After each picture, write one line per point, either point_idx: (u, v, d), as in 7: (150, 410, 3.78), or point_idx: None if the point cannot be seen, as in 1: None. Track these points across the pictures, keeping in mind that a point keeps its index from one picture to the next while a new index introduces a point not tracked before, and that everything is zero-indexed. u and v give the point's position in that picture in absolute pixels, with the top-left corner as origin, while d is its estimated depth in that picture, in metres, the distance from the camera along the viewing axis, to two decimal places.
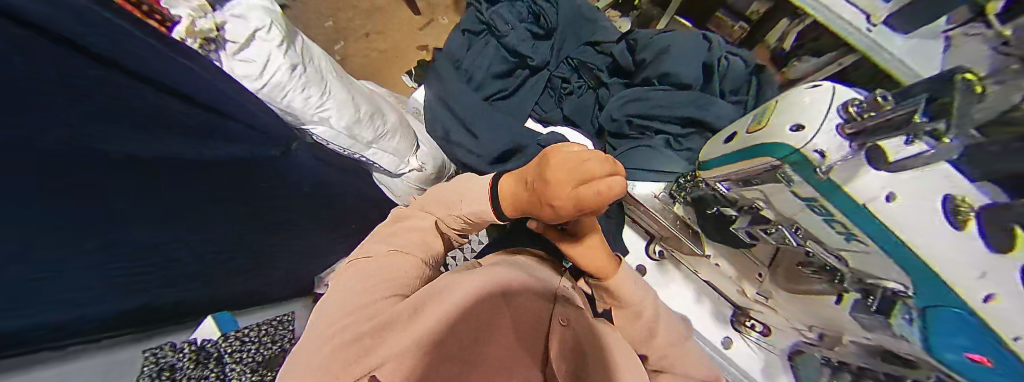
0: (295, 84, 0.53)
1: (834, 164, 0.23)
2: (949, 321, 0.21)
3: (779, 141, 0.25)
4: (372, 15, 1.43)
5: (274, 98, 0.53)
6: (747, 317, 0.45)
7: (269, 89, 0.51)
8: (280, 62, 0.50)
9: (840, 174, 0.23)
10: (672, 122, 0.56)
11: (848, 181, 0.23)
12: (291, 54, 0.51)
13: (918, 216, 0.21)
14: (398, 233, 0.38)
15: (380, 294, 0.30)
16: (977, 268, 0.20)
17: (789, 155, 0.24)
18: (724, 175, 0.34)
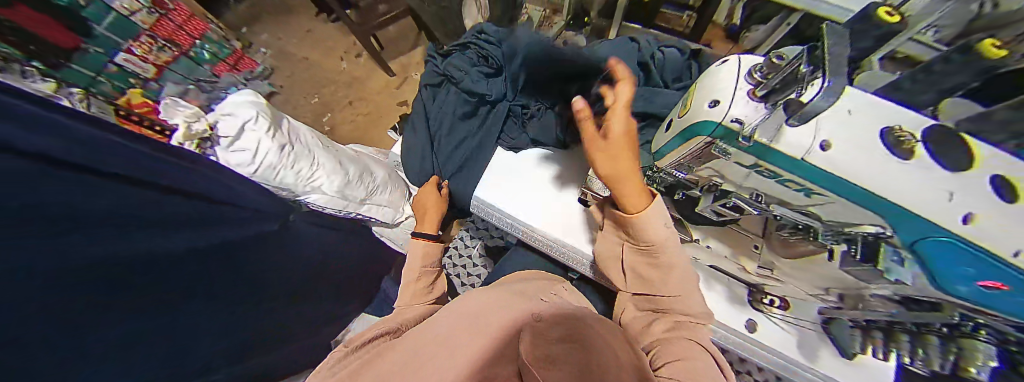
0: (279, 162, 0.65)
1: (754, 128, 0.24)
2: (936, 247, 0.22)
3: (704, 119, 0.26)
4: (354, 85, 1.55)
5: (268, 177, 0.65)
6: (763, 294, 0.44)
7: (261, 171, 0.64)
8: (267, 148, 0.63)
9: (764, 135, 0.24)
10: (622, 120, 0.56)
11: (774, 140, 0.24)
12: (274, 139, 0.65)
13: (854, 157, 0.22)
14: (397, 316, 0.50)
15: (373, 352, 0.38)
16: (947, 189, 0.20)
17: (717, 130, 0.26)
18: (674, 161, 0.34)
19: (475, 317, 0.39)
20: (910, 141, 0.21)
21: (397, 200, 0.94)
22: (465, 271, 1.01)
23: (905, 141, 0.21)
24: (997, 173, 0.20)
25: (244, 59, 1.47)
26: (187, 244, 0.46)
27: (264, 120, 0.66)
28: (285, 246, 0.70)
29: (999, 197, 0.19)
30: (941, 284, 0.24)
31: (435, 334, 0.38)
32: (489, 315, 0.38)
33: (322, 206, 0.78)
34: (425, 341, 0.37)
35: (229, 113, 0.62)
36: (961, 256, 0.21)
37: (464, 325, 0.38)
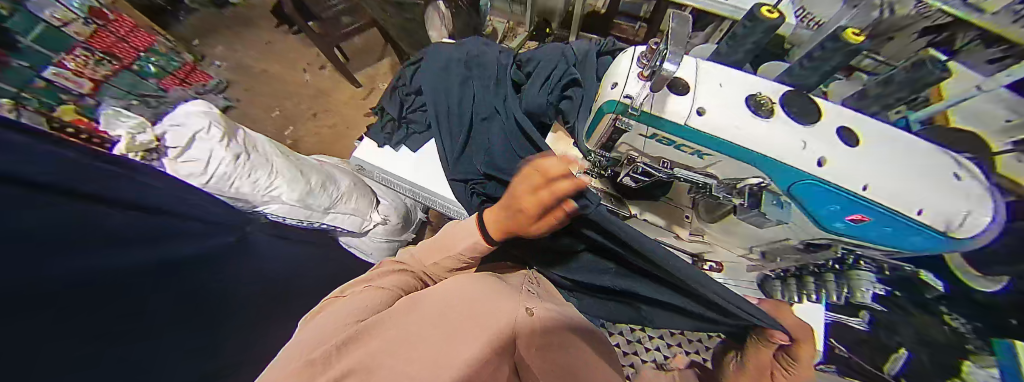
0: (238, 171, 0.64)
1: (640, 104, 0.29)
2: (809, 191, 0.27)
3: (610, 100, 0.32)
4: (319, 97, 1.52)
5: (224, 188, 0.62)
6: (703, 262, 0.50)
7: (215, 182, 0.61)
8: (225, 156, 0.62)
9: (653, 108, 0.29)
10: (556, 113, 0.62)
11: (662, 111, 0.29)
12: (231, 148, 0.64)
13: (726, 119, 0.28)
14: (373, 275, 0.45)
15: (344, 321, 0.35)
16: (801, 139, 0.26)
17: (616, 106, 0.31)
18: (595, 143, 0.38)
19: (476, 305, 0.38)
20: (766, 102, 0.28)
21: (365, 208, 0.89)
22: None
23: (763, 102, 0.28)
24: (844, 126, 0.27)
25: (197, 72, 1.40)
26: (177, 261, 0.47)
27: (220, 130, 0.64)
28: (255, 261, 0.68)
29: (841, 141, 0.26)
30: (823, 224, 0.29)
31: (432, 312, 0.36)
32: (495, 309, 0.38)
33: (282, 216, 0.74)
34: (418, 317, 0.35)
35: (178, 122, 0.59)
36: (828, 194, 0.26)
37: (462, 309, 0.37)
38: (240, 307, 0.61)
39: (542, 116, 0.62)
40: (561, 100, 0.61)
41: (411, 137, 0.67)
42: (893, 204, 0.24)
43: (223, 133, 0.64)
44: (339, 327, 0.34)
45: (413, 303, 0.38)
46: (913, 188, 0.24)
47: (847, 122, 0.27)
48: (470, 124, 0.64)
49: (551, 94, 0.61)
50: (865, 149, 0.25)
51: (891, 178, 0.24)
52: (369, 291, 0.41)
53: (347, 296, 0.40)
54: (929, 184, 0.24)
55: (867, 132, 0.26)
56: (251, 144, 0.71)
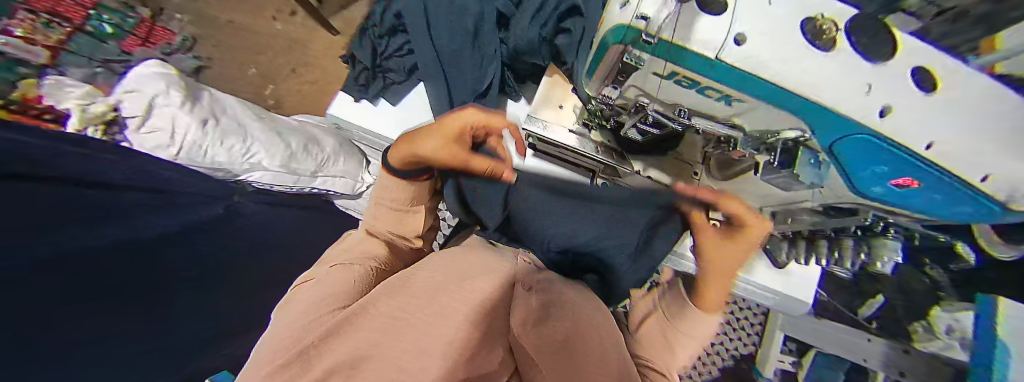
0: (208, 139, 0.59)
1: (660, 26, 0.21)
2: (856, 147, 0.23)
3: (619, 23, 0.24)
4: (294, 49, 1.35)
5: (197, 159, 0.57)
6: (709, 222, 0.55)
7: (187, 150, 0.55)
8: (190, 121, 0.57)
9: (680, 34, 0.21)
10: (550, 53, 0.54)
11: (688, 39, 0.21)
12: (195, 114, 0.59)
13: (773, 52, 0.20)
14: (345, 252, 0.46)
15: (325, 310, 0.34)
16: (867, 82, 0.21)
17: (628, 33, 0.23)
18: (599, 83, 0.31)
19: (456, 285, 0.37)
20: (828, 28, 0.21)
21: (354, 170, 0.85)
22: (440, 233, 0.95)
23: (824, 28, 0.21)
24: (924, 65, 0.21)
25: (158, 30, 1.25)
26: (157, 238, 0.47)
27: (182, 96, 0.59)
28: (253, 230, 0.69)
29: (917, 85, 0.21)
30: (859, 187, 0.26)
31: (414, 295, 0.35)
32: (470, 275, 0.40)
33: (268, 184, 0.71)
34: (404, 300, 0.34)
35: (135, 88, 0.54)
36: (881, 150, 0.22)
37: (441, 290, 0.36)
38: (237, 275, 0.63)
39: (534, 57, 0.56)
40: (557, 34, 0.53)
41: (393, 87, 0.63)
42: (969, 168, 0.20)
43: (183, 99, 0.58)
44: (317, 316, 0.33)
45: (397, 284, 0.38)
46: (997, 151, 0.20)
47: (923, 60, 0.22)
48: (453, 73, 0.60)
49: (545, 27, 0.53)
50: (943, 95, 0.21)
51: (973, 138, 0.20)
52: (340, 267, 0.41)
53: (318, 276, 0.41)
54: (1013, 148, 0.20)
55: (952, 70, 0.21)
56: (218, 110, 0.66)
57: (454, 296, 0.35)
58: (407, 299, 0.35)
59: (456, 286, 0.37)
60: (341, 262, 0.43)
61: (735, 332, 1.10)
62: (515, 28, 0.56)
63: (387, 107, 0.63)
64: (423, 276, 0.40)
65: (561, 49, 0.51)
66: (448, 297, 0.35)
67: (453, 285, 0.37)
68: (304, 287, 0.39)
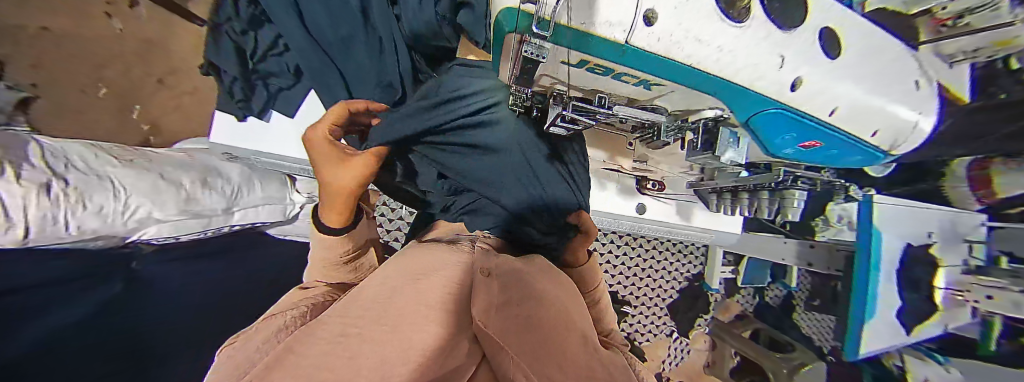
0: (64, 209, 0.41)
1: (553, 10, 0.17)
2: (766, 122, 0.23)
3: (507, 10, 0.19)
4: (151, 52, 1.06)
5: (56, 234, 0.40)
6: (647, 181, 0.63)
7: (39, 228, 0.37)
8: (26, 190, 0.36)
9: (579, 17, 0.17)
10: (455, 30, 0.49)
11: (588, 23, 0.17)
12: (23, 177, 0.37)
13: (684, 30, 0.18)
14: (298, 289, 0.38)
15: (268, 341, 0.25)
16: (779, 55, 0.20)
17: (518, 21, 0.19)
18: (510, 75, 0.27)
19: (411, 282, 0.30)
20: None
21: (279, 192, 0.80)
22: (390, 228, 0.98)
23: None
24: (819, 27, 0.22)
25: None
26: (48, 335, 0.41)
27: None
28: (156, 294, 0.59)
29: (823, 52, 0.22)
30: (770, 152, 0.29)
31: (370, 302, 0.27)
32: (434, 267, 0.33)
33: (170, 236, 0.60)
34: (359, 310, 0.25)
35: None
36: (786, 122, 0.23)
37: (396, 291, 0.28)
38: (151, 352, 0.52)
39: (438, 39, 0.50)
40: (457, 10, 0.45)
41: (283, 94, 0.63)
42: (851, 127, 0.24)
43: None
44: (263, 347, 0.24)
45: (354, 291, 0.30)
46: (873, 106, 0.24)
47: (830, 20, 0.23)
48: (345, 68, 0.56)
49: (439, 2, 0.45)
50: (831, 66, 0.22)
51: (859, 99, 0.23)
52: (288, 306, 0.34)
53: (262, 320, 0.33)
54: (886, 99, 0.24)
55: (828, 42, 0.23)
56: (58, 159, 0.45)
57: (419, 287, 0.28)
58: (372, 299, 0.27)
59: (420, 279, 0.30)
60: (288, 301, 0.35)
61: (683, 266, 1.21)
62: (404, 6, 0.48)
63: (280, 117, 0.65)
64: (393, 274, 0.33)
65: (466, 27, 0.45)
66: (417, 288, 0.28)
67: (421, 277, 0.31)
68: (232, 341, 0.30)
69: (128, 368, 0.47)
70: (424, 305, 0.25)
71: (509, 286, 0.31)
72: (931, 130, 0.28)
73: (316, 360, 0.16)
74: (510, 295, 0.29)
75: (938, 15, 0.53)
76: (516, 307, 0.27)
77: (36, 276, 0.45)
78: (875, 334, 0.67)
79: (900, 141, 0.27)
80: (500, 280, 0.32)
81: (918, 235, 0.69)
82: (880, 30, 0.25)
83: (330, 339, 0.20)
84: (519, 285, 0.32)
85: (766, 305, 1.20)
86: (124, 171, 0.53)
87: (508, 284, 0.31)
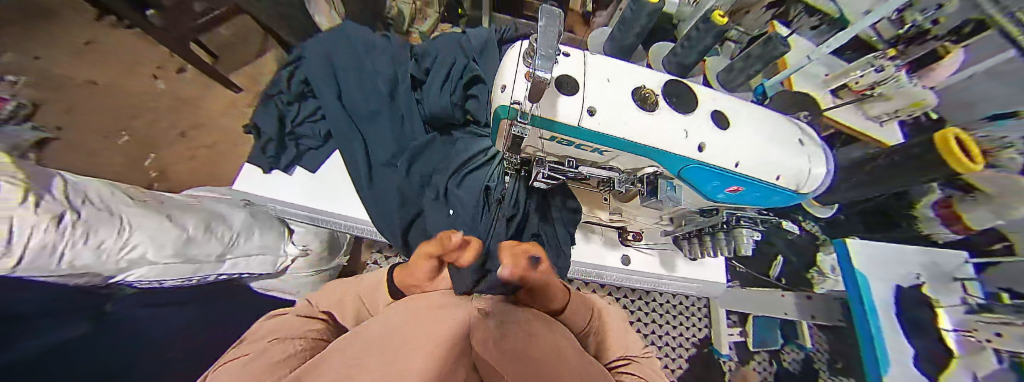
0: (61, 241, 0.44)
1: (527, 109, 0.26)
2: (694, 172, 0.30)
3: (501, 106, 0.28)
4: (181, 109, 1.21)
5: (45, 267, 0.43)
6: (627, 233, 0.68)
7: (32, 258, 0.41)
8: (27, 225, 0.38)
9: (545, 112, 0.26)
10: (462, 113, 0.65)
11: (552, 114, 0.26)
12: (40, 207, 0.42)
13: (618, 118, 0.26)
14: (280, 330, 0.40)
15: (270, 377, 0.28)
16: (684, 129, 0.29)
17: (507, 112, 0.27)
18: (501, 146, 0.35)
19: (417, 315, 0.31)
20: (650, 95, 0.28)
21: (275, 242, 0.82)
22: None
23: (648, 95, 0.28)
24: (716, 110, 0.31)
25: None
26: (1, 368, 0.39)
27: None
28: (105, 347, 0.54)
29: (715, 126, 0.30)
30: (711, 198, 0.35)
31: (370, 336, 0.29)
32: (434, 305, 0.35)
33: (154, 280, 0.60)
34: (359, 346, 0.27)
35: None
36: (709, 172, 0.30)
37: (398, 325, 0.29)
38: None
39: (450, 118, 0.65)
40: (465, 99, 0.65)
41: (309, 154, 0.73)
42: (759, 175, 0.31)
43: (19, 188, 0.41)
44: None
45: (352, 334, 0.32)
46: (769, 159, 0.31)
47: (718, 104, 0.32)
48: (368, 133, 0.67)
49: (454, 94, 0.63)
50: (730, 134, 0.30)
51: (756, 155, 0.31)
52: (281, 344, 0.36)
53: (247, 353, 0.34)
54: (779, 154, 0.31)
55: (726, 119, 0.32)
56: (78, 194, 0.51)
57: (422, 317, 0.30)
58: (379, 330, 0.29)
59: (422, 310, 0.33)
60: (276, 339, 0.37)
61: (688, 328, 1.13)
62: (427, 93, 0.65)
63: (303, 172, 0.72)
64: (406, 308, 0.35)
65: (473, 110, 0.64)
66: (421, 317, 0.30)
67: (422, 310, 0.33)
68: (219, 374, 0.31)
69: None
70: (425, 328, 0.27)
71: (504, 320, 0.33)
72: (833, 174, 0.34)
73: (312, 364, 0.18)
74: (503, 328, 0.32)
75: (855, 88, 0.75)
76: (503, 334, 0.30)
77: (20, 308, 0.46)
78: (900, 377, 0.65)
79: (804, 184, 0.33)
80: (498, 315, 0.34)
81: (905, 277, 0.73)
82: (761, 107, 0.35)
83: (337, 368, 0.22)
84: (512, 320, 0.35)
85: (787, 374, 1.08)
86: (133, 209, 0.58)
87: (503, 322, 0.33)
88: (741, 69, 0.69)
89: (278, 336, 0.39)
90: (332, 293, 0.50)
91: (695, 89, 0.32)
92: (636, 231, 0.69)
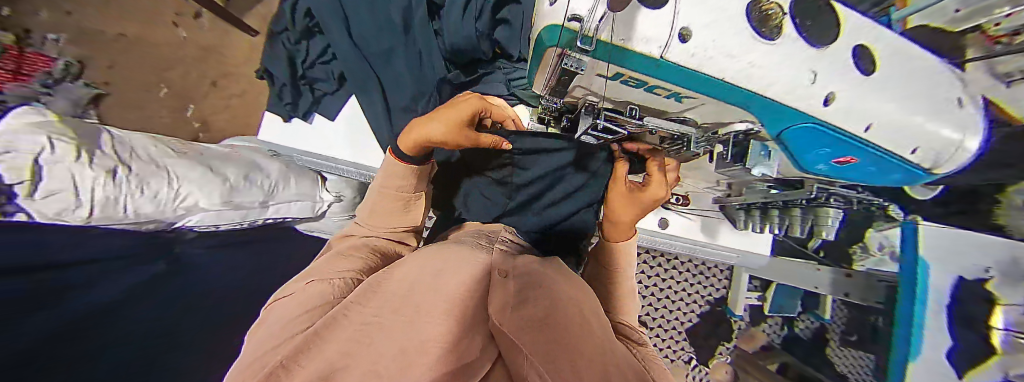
0: (125, 192, 0.47)
1: (594, 30, 0.20)
2: (796, 135, 0.26)
3: (550, 24, 0.21)
4: (208, 59, 1.17)
5: (115, 215, 0.46)
6: (672, 196, 0.65)
7: (103, 208, 0.44)
8: (96, 175, 0.44)
9: (617, 34, 0.20)
10: (490, 46, 0.56)
11: (627, 39, 0.20)
12: (94, 162, 0.45)
13: (716, 48, 0.20)
14: (327, 267, 0.37)
15: (299, 324, 0.27)
16: (812, 71, 0.22)
17: (561, 37, 0.21)
18: (543, 85, 0.29)
19: (433, 279, 0.30)
20: (776, 14, 0.22)
21: (311, 189, 0.81)
22: None
23: (771, 13, 0.21)
24: (854, 45, 0.24)
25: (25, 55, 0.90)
26: (90, 307, 0.43)
27: (70, 139, 0.43)
28: (193, 275, 0.62)
29: (856, 68, 0.24)
30: (802, 165, 0.32)
31: (390, 295, 0.28)
32: (449, 265, 0.33)
33: (211, 224, 0.64)
34: (378, 304, 0.26)
35: None
36: (815, 134, 0.26)
37: (415, 287, 0.28)
38: (187, 339, 0.54)
39: (475, 52, 0.57)
40: (494, 27, 0.53)
41: (326, 99, 0.69)
42: (881, 142, 0.26)
43: (71, 146, 0.42)
44: (302, 327, 0.26)
45: (375, 282, 0.31)
46: (906, 122, 0.26)
47: (864, 38, 0.25)
48: (383, 73, 0.61)
49: (480, 20, 0.52)
50: (862, 83, 0.24)
51: (892, 114, 0.25)
52: (321, 282, 0.34)
53: (292, 293, 0.33)
54: (923, 118, 0.26)
55: (862, 59, 0.25)
56: (123, 149, 0.52)
57: (437, 282, 0.29)
58: (397, 288, 0.29)
59: (441, 270, 0.31)
60: (312, 279, 0.35)
61: (705, 288, 1.16)
62: (446, 22, 0.55)
63: (320, 120, 0.70)
64: (428, 263, 0.34)
65: (503, 42, 0.53)
66: (436, 282, 0.28)
67: (441, 269, 0.32)
68: (264, 320, 0.31)
69: (161, 354, 0.48)
70: (435, 301, 0.25)
71: (529, 286, 0.31)
72: (976, 148, 0.29)
73: (337, 355, 0.18)
74: (530, 296, 0.29)
75: (991, 31, 0.49)
76: (537, 305, 0.26)
77: (96, 252, 0.49)
78: (935, 370, 0.60)
79: (932, 157, 0.28)
80: (520, 281, 0.32)
81: (976, 269, 0.62)
82: (918, 49, 0.27)
83: (353, 333, 0.22)
84: (540, 286, 0.32)
85: (796, 338, 1.11)
86: (180, 162, 0.59)
87: (524, 287, 0.31)
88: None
89: (323, 271, 0.36)
90: (383, 211, 0.47)
91: (840, 11, 0.24)
92: (681, 195, 0.65)
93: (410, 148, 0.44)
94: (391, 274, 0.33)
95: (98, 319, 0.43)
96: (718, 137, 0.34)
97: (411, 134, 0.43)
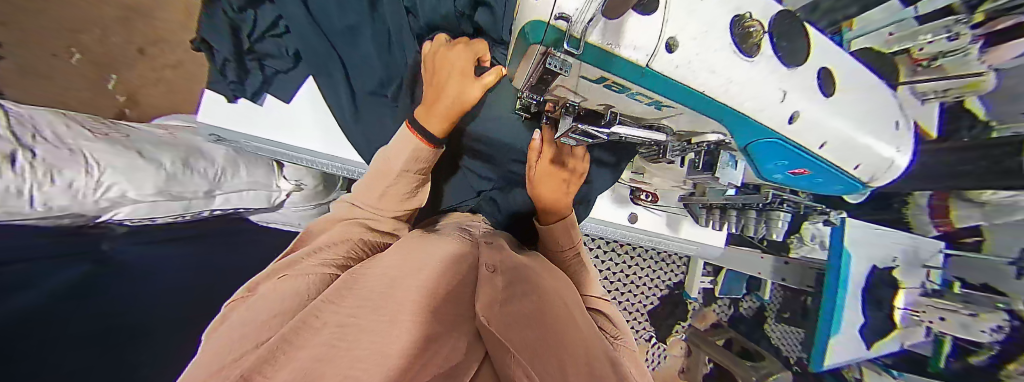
0: (30, 182, 0.37)
1: (584, 29, 0.18)
2: (763, 149, 0.27)
3: (535, 21, 0.20)
4: (134, 19, 0.99)
5: (19, 208, 0.37)
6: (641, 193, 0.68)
7: (1, 199, 0.34)
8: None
9: (607, 38, 0.18)
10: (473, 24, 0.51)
11: (617, 45, 0.19)
12: None
13: (704, 59, 0.20)
14: (304, 260, 0.34)
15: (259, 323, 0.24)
16: (782, 90, 0.23)
17: (547, 34, 0.19)
18: (524, 79, 0.28)
19: (410, 274, 0.29)
20: (755, 32, 0.22)
21: (266, 177, 0.76)
22: None
23: (751, 30, 0.22)
24: (819, 66, 0.26)
25: None
26: (26, 311, 0.39)
27: None
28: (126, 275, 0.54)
29: (818, 90, 0.25)
30: (762, 175, 0.34)
31: (365, 294, 0.26)
32: (426, 259, 0.32)
33: (145, 217, 0.56)
34: (353, 302, 0.25)
35: None
36: (777, 149, 0.27)
37: (395, 283, 0.27)
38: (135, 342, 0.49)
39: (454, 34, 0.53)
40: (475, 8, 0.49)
41: (279, 78, 0.62)
42: (831, 158, 0.29)
43: None
44: (258, 337, 0.22)
45: (349, 278, 0.30)
46: (856, 142, 0.29)
47: (829, 61, 0.27)
48: (346, 56, 0.57)
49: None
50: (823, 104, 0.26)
51: (846, 134, 0.28)
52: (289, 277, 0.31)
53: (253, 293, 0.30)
54: (866, 138, 0.29)
55: (823, 79, 0.26)
56: (26, 126, 0.41)
57: (419, 278, 0.28)
58: (370, 286, 0.28)
59: (419, 265, 0.31)
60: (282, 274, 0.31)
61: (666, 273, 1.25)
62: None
63: (276, 101, 0.63)
64: (404, 257, 0.33)
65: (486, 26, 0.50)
66: (417, 280, 0.28)
67: (419, 264, 0.31)
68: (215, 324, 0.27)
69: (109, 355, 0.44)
70: (417, 298, 0.25)
71: (513, 280, 0.32)
72: (904, 167, 0.33)
73: (310, 358, 0.17)
74: (514, 293, 0.30)
75: (915, 55, 0.56)
76: (519, 302, 0.27)
77: (2, 252, 0.42)
78: (846, 343, 0.71)
79: (871, 172, 0.32)
80: (504, 274, 0.33)
81: (883, 259, 0.72)
82: (870, 76, 0.30)
83: (326, 334, 0.20)
84: (523, 280, 0.33)
85: (741, 316, 1.24)
86: (100, 145, 0.49)
87: (511, 280, 0.31)
88: (827, 10, 0.62)
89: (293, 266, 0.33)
90: (370, 195, 0.43)
91: (809, 34, 0.26)
92: (650, 191, 0.68)
93: (441, 127, 0.43)
94: (370, 269, 0.31)
95: (35, 327, 0.38)
96: (690, 142, 0.35)
97: (440, 107, 0.42)
